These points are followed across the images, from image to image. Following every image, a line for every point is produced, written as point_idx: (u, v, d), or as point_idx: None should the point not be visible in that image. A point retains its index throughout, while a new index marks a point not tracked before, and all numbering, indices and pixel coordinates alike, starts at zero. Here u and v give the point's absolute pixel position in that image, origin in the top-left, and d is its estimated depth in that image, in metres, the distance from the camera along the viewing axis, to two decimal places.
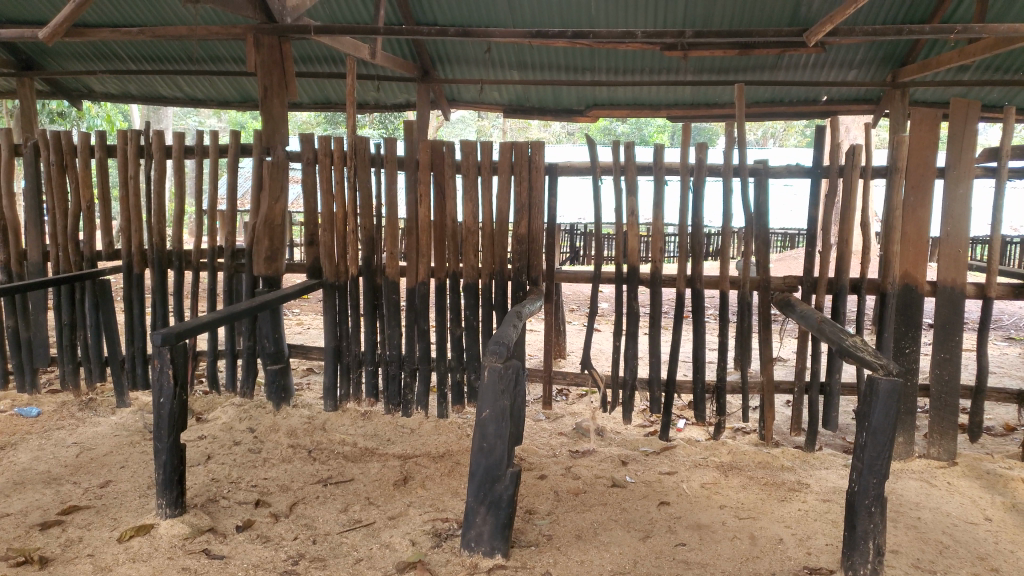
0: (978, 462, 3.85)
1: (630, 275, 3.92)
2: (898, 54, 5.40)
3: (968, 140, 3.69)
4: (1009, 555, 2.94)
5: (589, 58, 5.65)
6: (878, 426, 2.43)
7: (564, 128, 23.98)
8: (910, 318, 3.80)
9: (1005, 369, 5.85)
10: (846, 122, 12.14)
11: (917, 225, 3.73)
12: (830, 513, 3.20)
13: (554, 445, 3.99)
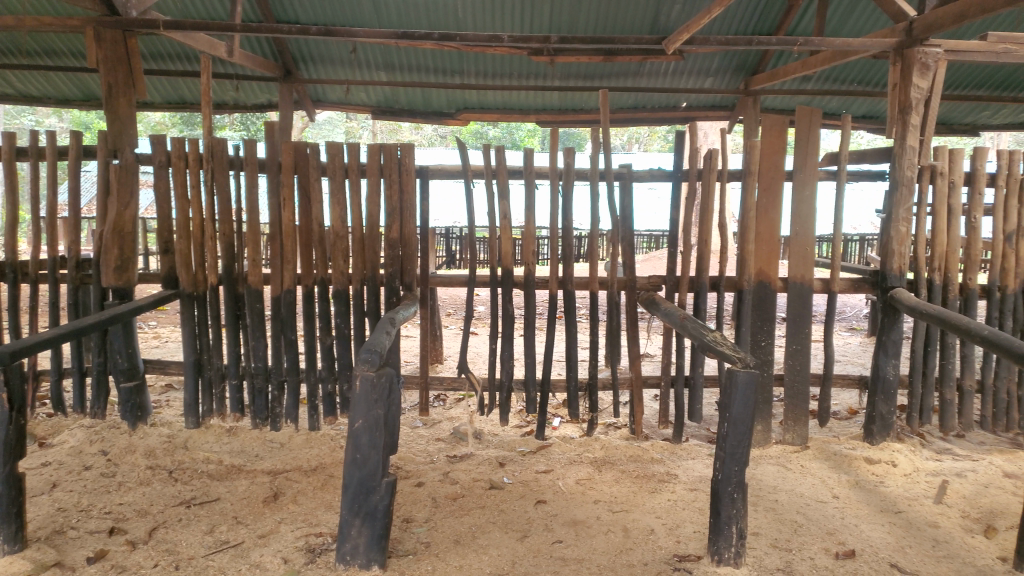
0: (827, 444, 4.14)
1: (504, 278, 3.94)
2: (749, 63, 5.73)
3: (812, 144, 3.95)
4: (854, 529, 3.18)
5: (457, 61, 5.66)
6: (738, 416, 2.56)
7: (437, 131, 23.92)
8: (765, 313, 4.03)
9: (849, 358, 6.33)
10: (704, 129, 12.78)
11: (768, 224, 3.97)
12: (697, 502, 3.34)
13: (431, 451, 3.95)
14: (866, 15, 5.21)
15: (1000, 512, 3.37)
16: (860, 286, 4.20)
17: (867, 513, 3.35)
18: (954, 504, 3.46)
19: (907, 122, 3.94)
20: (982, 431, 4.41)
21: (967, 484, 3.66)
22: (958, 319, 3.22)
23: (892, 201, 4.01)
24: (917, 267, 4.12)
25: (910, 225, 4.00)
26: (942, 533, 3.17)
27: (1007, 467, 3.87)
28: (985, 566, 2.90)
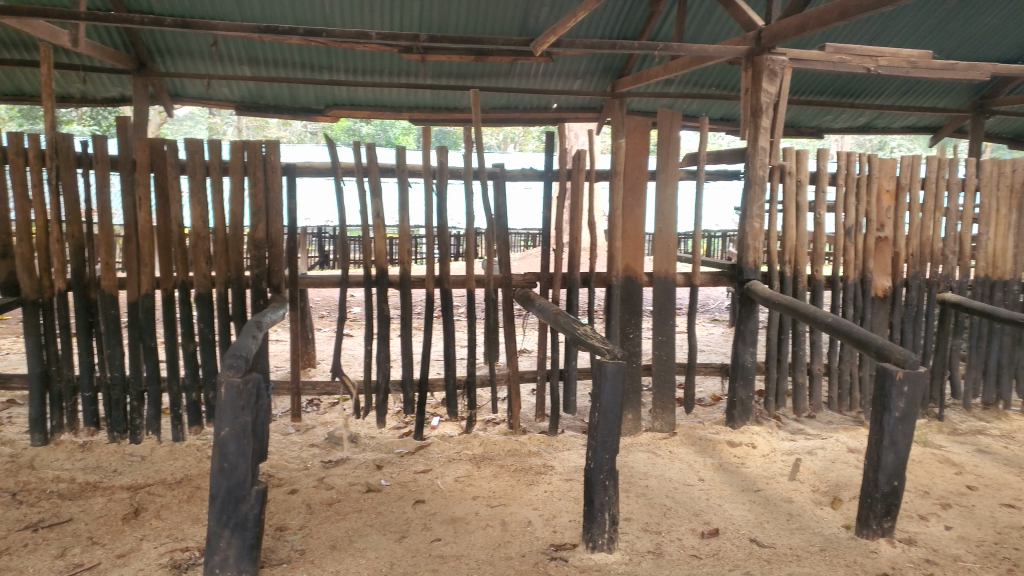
0: (693, 430, 4.36)
1: (378, 278, 3.89)
2: (616, 66, 5.94)
3: (673, 145, 4.13)
4: (718, 509, 3.37)
5: (326, 57, 5.54)
6: (608, 406, 2.66)
7: (307, 129, 23.27)
8: (633, 307, 4.20)
9: (711, 347, 6.68)
10: (574, 129, 13.12)
11: (634, 221, 4.13)
12: (572, 491, 3.44)
13: (305, 457, 3.85)
14: (721, 23, 5.53)
15: (845, 484, 3.67)
16: (720, 279, 4.44)
17: (729, 493, 3.55)
18: (806, 480, 3.73)
19: (758, 124, 4.21)
20: (830, 411, 4.78)
21: (817, 461, 3.96)
22: (804, 308, 3.49)
23: (747, 198, 4.27)
24: (770, 260, 4.41)
25: (763, 221, 4.27)
26: (795, 507, 3.42)
27: (851, 443, 4.21)
28: (832, 534, 3.15)
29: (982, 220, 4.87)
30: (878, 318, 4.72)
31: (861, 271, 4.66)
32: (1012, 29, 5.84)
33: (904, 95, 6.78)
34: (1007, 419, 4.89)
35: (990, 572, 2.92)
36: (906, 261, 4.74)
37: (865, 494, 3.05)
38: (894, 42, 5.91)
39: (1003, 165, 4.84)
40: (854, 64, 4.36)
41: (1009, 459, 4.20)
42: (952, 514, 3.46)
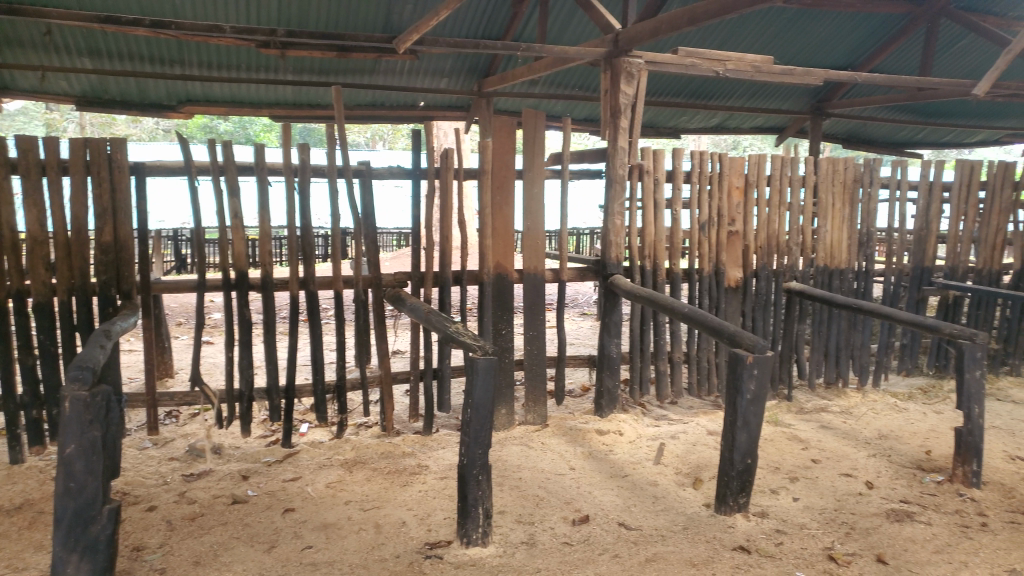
0: (563, 421, 4.48)
1: (239, 281, 3.73)
2: (481, 65, 6.00)
3: (539, 143, 4.20)
4: (588, 496, 3.48)
5: (177, 50, 5.27)
6: (480, 402, 2.69)
7: (159, 125, 21.94)
8: (504, 303, 4.25)
9: (581, 340, 6.89)
10: (442, 127, 13.12)
11: (503, 219, 4.18)
12: (446, 489, 3.46)
13: (164, 472, 3.64)
14: (581, 26, 5.70)
15: (704, 465, 3.90)
16: (585, 275, 4.58)
17: (599, 480, 3.68)
18: (669, 463, 3.92)
19: (618, 125, 4.36)
20: (691, 396, 5.04)
21: (679, 444, 4.17)
22: (665, 300, 3.66)
23: (609, 196, 4.42)
24: (633, 255, 4.60)
25: (624, 218, 4.45)
26: (660, 490, 3.59)
27: (710, 426, 4.47)
28: (693, 513, 3.33)
29: (820, 214, 5.28)
30: (731, 308, 5.03)
31: (715, 264, 4.95)
32: (843, 38, 6.37)
33: (751, 97, 7.24)
34: (845, 396, 5.34)
35: (831, 537, 3.20)
36: (755, 253, 5.07)
37: (722, 473, 3.24)
38: (740, 47, 6.30)
39: (838, 164, 5.27)
40: (704, 68, 4.60)
41: (847, 433, 4.59)
42: (799, 487, 3.75)
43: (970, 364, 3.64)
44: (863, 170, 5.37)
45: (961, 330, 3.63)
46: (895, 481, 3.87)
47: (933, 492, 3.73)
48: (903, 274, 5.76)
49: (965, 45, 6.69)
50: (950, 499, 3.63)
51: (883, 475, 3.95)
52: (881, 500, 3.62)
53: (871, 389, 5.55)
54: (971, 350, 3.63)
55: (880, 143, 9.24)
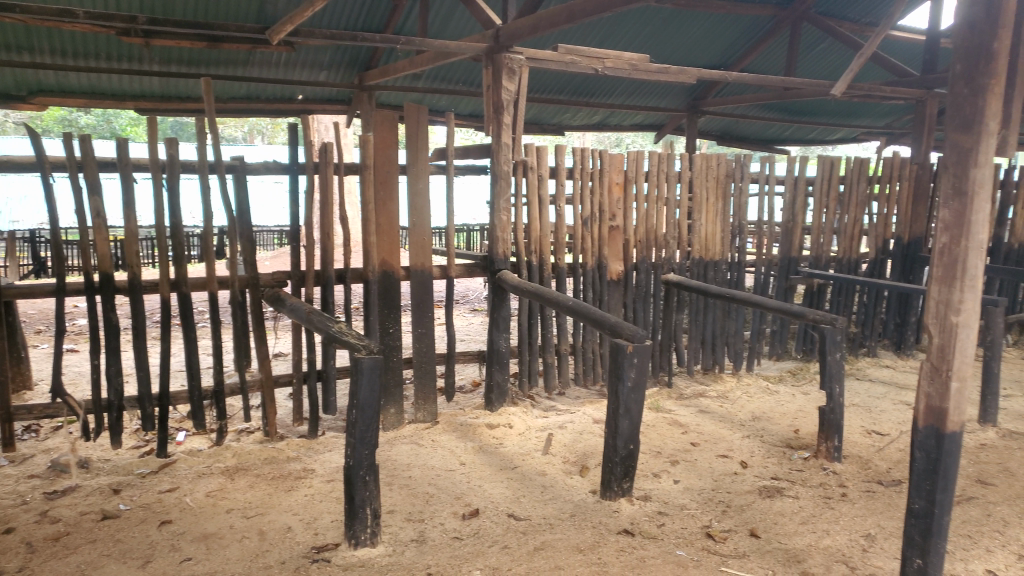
0: (453, 417, 4.48)
1: (103, 285, 3.51)
2: (362, 58, 5.91)
3: (421, 139, 4.18)
4: (477, 490, 3.50)
5: (26, 37, 4.90)
6: (366, 402, 2.66)
7: (10, 117, 20.29)
8: (390, 301, 4.21)
9: (469, 336, 6.91)
10: (320, 121, 12.80)
11: (387, 215, 4.13)
12: (334, 491, 3.39)
13: (22, 491, 3.39)
14: (462, 21, 5.71)
15: (590, 453, 4.00)
16: (472, 270, 4.60)
17: (489, 474, 3.71)
18: (557, 453, 4.00)
19: (501, 121, 4.39)
20: (578, 387, 5.16)
21: (567, 434, 4.26)
22: (550, 294, 3.73)
23: (494, 192, 4.46)
24: (519, 251, 4.66)
25: (509, 214, 4.50)
26: (548, 479, 3.66)
27: (596, 415, 4.59)
28: (580, 500, 3.42)
29: (695, 209, 5.52)
30: (614, 300, 5.19)
31: (598, 258, 5.08)
32: (713, 39, 6.67)
33: (630, 95, 7.48)
34: (722, 381, 5.62)
35: (710, 515, 3.36)
36: (635, 247, 5.25)
37: (607, 460, 3.35)
38: (618, 46, 6.49)
39: (710, 160, 5.51)
40: (583, 65, 4.71)
41: (724, 417, 4.83)
42: (679, 469, 3.91)
43: (831, 347, 3.91)
44: (735, 166, 5.65)
45: (822, 316, 3.95)
46: (766, 459, 4.11)
47: (800, 467, 3.99)
48: (772, 264, 6.11)
49: (823, 48, 7.16)
50: (815, 474, 3.90)
51: (756, 454, 4.18)
52: (754, 477, 3.83)
53: (745, 373, 5.87)
54: (831, 334, 3.90)
55: (751, 140, 9.74)
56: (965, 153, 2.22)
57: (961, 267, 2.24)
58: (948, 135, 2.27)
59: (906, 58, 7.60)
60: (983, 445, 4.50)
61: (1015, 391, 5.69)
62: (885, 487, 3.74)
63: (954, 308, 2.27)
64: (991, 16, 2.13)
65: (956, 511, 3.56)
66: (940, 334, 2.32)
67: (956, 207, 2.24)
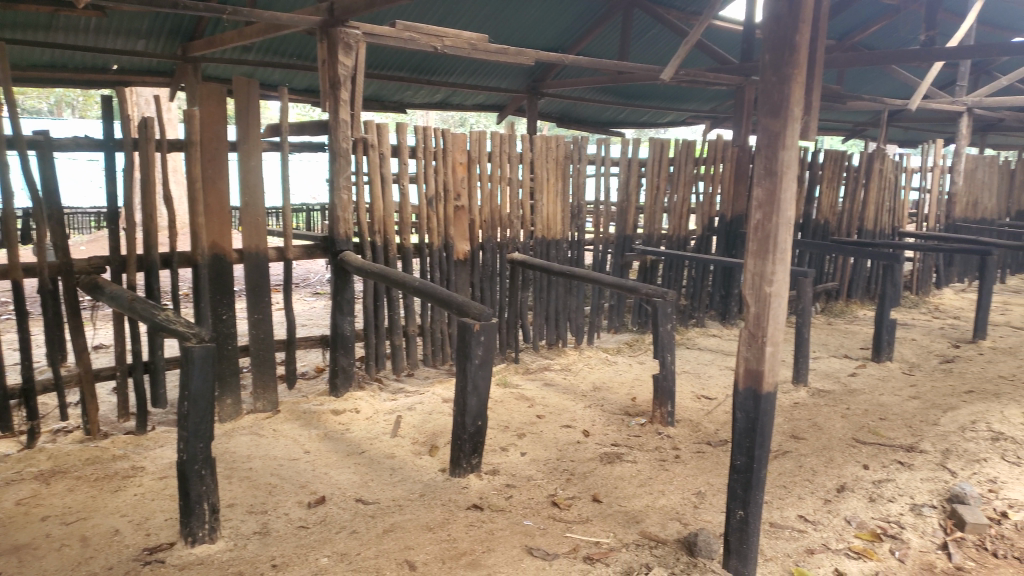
0: (296, 405, 4.34)
1: None
2: (184, 28, 5.52)
3: (252, 114, 3.98)
4: (323, 477, 3.42)
5: None
6: (198, 392, 2.51)
7: None
8: (223, 286, 3.99)
9: (311, 320, 6.71)
10: (137, 94, 11.85)
11: (217, 195, 3.91)
12: (166, 489, 3.19)
13: None
14: None
15: (439, 432, 4.03)
16: (313, 252, 4.44)
17: (335, 460, 3.64)
18: (406, 434, 3.99)
19: (338, 97, 4.26)
20: (426, 367, 5.16)
21: (415, 415, 4.25)
22: (395, 275, 3.68)
23: (333, 170, 4.34)
24: (361, 231, 4.56)
25: (350, 193, 4.39)
26: (396, 461, 3.64)
27: (444, 395, 4.62)
28: (429, 479, 3.43)
29: (537, 189, 5.63)
30: (460, 279, 5.21)
31: (443, 237, 5.08)
32: (551, 22, 6.81)
33: (471, 75, 7.49)
34: (565, 355, 5.83)
35: (554, 484, 3.48)
36: (480, 227, 5.29)
37: (455, 437, 3.38)
38: (458, 25, 6.47)
39: (551, 141, 5.64)
40: (422, 43, 4.66)
41: (567, 389, 5.01)
42: (526, 442, 4.02)
43: (663, 319, 4.14)
44: (573, 148, 5.82)
45: (654, 290, 4.17)
46: (606, 427, 4.31)
47: (638, 433, 4.22)
48: (609, 242, 6.38)
49: (653, 34, 7.50)
50: (651, 438, 4.14)
51: (597, 423, 4.37)
52: (595, 445, 4.01)
53: (586, 346, 6.11)
54: (663, 306, 4.13)
55: (589, 122, 10.07)
56: (774, 137, 2.41)
57: (773, 242, 2.44)
58: (760, 120, 2.46)
59: (726, 47, 8.14)
60: (795, 403, 4.97)
61: (822, 353, 6.32)
62: (712, 447, 4.03)
63: (767, 279, 2.47)
64: (794, 9, 2.31)
65: (773, 465, 3.91)
66: (756, 303, 2.51)
67: (768, 185, 2.43)
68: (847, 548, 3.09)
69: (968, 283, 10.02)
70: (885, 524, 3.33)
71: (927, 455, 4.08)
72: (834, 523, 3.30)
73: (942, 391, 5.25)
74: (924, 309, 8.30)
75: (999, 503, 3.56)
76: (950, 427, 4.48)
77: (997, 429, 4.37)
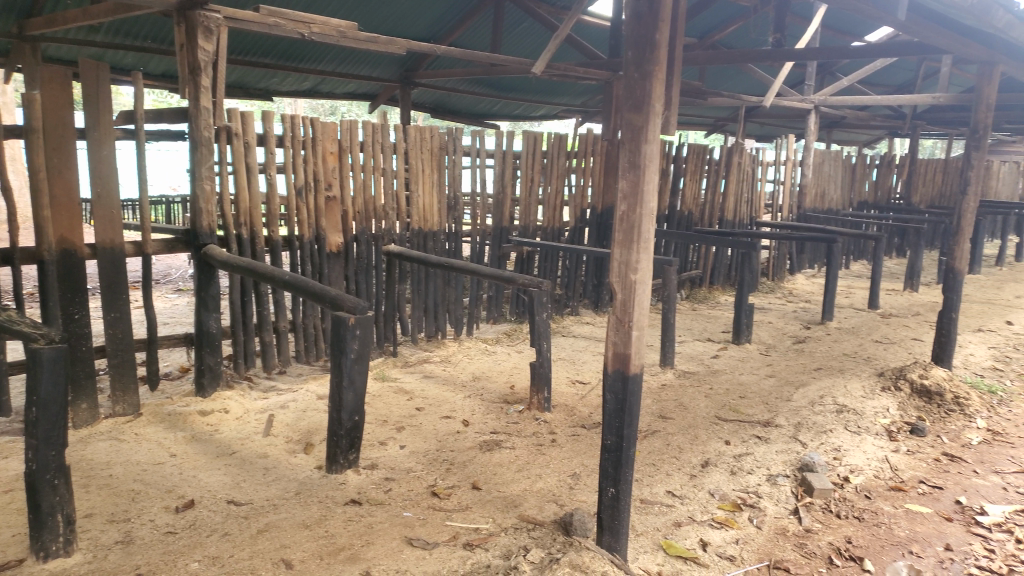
0: (159, 406, 4.12)
1: None
2: (22, 4, 5.08)
3: (103, 100, 3.73)
4: (192, 481, 3.28)
5: None
6: (48, 397, 2.34)
7: None
8: (74, 283, 3.73)
9: (175, 318, 6.38)
10: None
11: (65, 186, 3.65)
12: (13, 503, 2.96)
13: None
14: None
15: (315, 430, 3.95)
16: (174, 246, 4.23)
17: (204, 462, 3.49)
18: (280, 433, 3.89)
19: (199, 84, 4.05)
20: (299, 364, 5.03)
21: (289, 413, 4.15)
22: (263, 269, 3.56)
23: (194, 160, 4.13)
24: (226, 224, 4.38)
25: (214, 184, 4.20)
26: (270, 461, 3.54)
27: (320, 391, 4.53)
28: (305, 477, 3.36)
29: (412, 180, 5.59)
30: (334, 273, 5.11)
31: (314, 229, 4.96)
32: (422, 12, 6.77)
33: (342, 63, 7.32)
34: (444, 346, 5.85)
35: (434, 475, 3.50)
36: (353, 219, 5.20)
37: (331, 433, 3.32)
38: (327, 11, 6.31)
39: (425, 132, 5.62)
40: (288, 29, 4.51)
41: (447, 380, 5.03)
42: (404, 435, 4.01)
43: (539, 308, 4.24)
44: (447, 139, 5.82)
45: (530, 280, 4.21)
46: (485, 416, 4.36)
47: (515, 420, 4.30)
48: (486, 234, 6.43)
49: (524, 27, 7.61)
50: (529, 424, 4.23)
51: (476, 412, 4.42)
52: (474, 434, 4.06)
53: (465, 337, 6.15)
54: (538, 296, 4.22)
55: (463, 113, 10.10)
56: (637, 131, 2.52)
57: (637, 232, 2.56)
58: (623, 115, 2.56)
59: (594, 42, 8.39)
60: (663, 385, 5.21)
61: (688, 337, 6.66)
62: (586, 430, 4.18)
63: (632, 267, 2.59)
64: (653, 10, 2.43)
65: (643, 444, 4.10)
66: (622, 290, 2.63)
67: (632, 178, 2.54)
68: (710, 519, 3.30)
69: (816, 269, 10.84)
70: (745, 494, 3.57)
71: (781, 429, 4.40)
72: (699, 496, 3.51)
73: (794, 369, 5.67)
74: (778, 294, 8.90)
75: (842, 469, 3.90)
76: (801, 402, 4.85)
77: (842, 402, 4.77)
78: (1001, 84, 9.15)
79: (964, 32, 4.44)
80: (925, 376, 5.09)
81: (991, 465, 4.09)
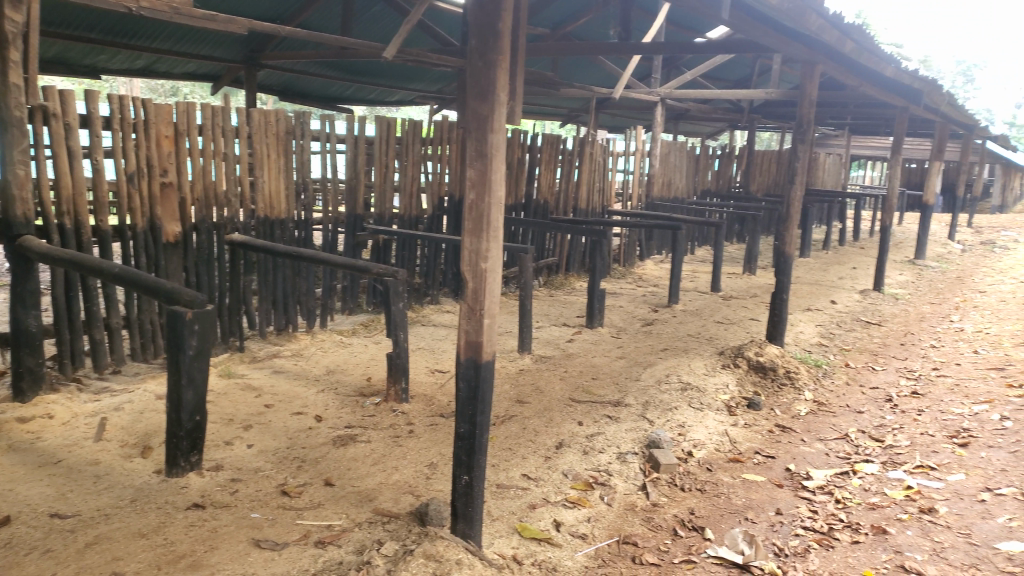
0: None
1: None
2: None
3: None
4: (7, 494, 2.98)
5: None
6: None
7: None
8: None
9: None
10: None
11: None
12: None
13: None
14: None
15: (152, 432, 3.71)
16: None
17: (23, 473, 3.18)
18: (113, 438, 3.61)
19: (6, 58, 3.66)
20: (135, 362, 4.70)
21: (123, 416, 3.87)
22: (89, 261, 3.29)
23: (5, 142, 3.74)
24: (46, 211, 4.01)
25: (29, 168, 3.83)
26: (101, 468, 3.29)
27: (159, 390, 4.26)
28: (141, 483, 3.14)
29: (256, 165, 5.34)
30: (172, 264, 4.80)
31: (149, 218, 4.63)
32: None
33: (179, 42, 6.88)
34: (296, 340, 5.66)
35: (284, 473, 3.38)
36: (192, 206, 4.91)
37: (170, 436, 3.13)
38: None
39: (270, 115, 5.38)
40: None
41: (299, 374, 4.87)
42: (252, 433, 3.84)
43: (394, 297, 4.18)
44: (295, 123, 5.60)
45: (384, 269, 4.15)
46: (340, 410, 4.26)
47: (371, 413, 4.23)
48: (340, 221, 6.26)
49: (376, 11, 7.44)
50: (385, 416, 4.17)
51: (329, 407, 4.31)
52: (328, 429, 3.95)
53: (318, 330, 5.97)
54: (394, 285, 4.16)
55: (314, 97, 9.78)
56: (483, 120, 2.52)
57: (486, 220, 2.57)
58: (470, 103, 2.55)
59: (448, 28, 8.35)
60: (520, 370, 5.30)
61: (545, 323, 6.81)
62: (444, 419, 4.18)
63: (482, 256, 2.60)
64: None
65: (499, 429, 4.15)
66: (473, 279, 2.63)
67: (479, 167, 2.54)
68: (564, 499, 3.39)
69: (664, 255, 11.39)
70: (596, 472, 3.70)
71: (630, 408, 4.59)
72: (552, 477, 3.59)
73: (643, 351, 5.93)
74: (629, 279, 9.28)
75: (686, 444, 4.13)
76: (648, 381, 5.08)
77: (686, 380, 5.04)
78: (825, 83, 9.96)
79: (787, 33, 4.76)
80: (760, 353, 5.47)
81: (815, 433, 4.46)
